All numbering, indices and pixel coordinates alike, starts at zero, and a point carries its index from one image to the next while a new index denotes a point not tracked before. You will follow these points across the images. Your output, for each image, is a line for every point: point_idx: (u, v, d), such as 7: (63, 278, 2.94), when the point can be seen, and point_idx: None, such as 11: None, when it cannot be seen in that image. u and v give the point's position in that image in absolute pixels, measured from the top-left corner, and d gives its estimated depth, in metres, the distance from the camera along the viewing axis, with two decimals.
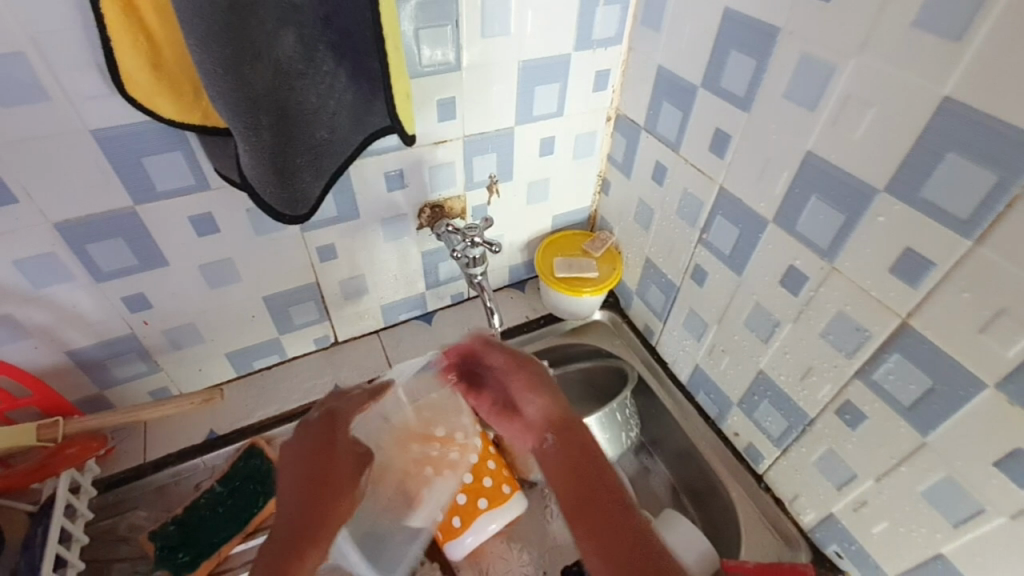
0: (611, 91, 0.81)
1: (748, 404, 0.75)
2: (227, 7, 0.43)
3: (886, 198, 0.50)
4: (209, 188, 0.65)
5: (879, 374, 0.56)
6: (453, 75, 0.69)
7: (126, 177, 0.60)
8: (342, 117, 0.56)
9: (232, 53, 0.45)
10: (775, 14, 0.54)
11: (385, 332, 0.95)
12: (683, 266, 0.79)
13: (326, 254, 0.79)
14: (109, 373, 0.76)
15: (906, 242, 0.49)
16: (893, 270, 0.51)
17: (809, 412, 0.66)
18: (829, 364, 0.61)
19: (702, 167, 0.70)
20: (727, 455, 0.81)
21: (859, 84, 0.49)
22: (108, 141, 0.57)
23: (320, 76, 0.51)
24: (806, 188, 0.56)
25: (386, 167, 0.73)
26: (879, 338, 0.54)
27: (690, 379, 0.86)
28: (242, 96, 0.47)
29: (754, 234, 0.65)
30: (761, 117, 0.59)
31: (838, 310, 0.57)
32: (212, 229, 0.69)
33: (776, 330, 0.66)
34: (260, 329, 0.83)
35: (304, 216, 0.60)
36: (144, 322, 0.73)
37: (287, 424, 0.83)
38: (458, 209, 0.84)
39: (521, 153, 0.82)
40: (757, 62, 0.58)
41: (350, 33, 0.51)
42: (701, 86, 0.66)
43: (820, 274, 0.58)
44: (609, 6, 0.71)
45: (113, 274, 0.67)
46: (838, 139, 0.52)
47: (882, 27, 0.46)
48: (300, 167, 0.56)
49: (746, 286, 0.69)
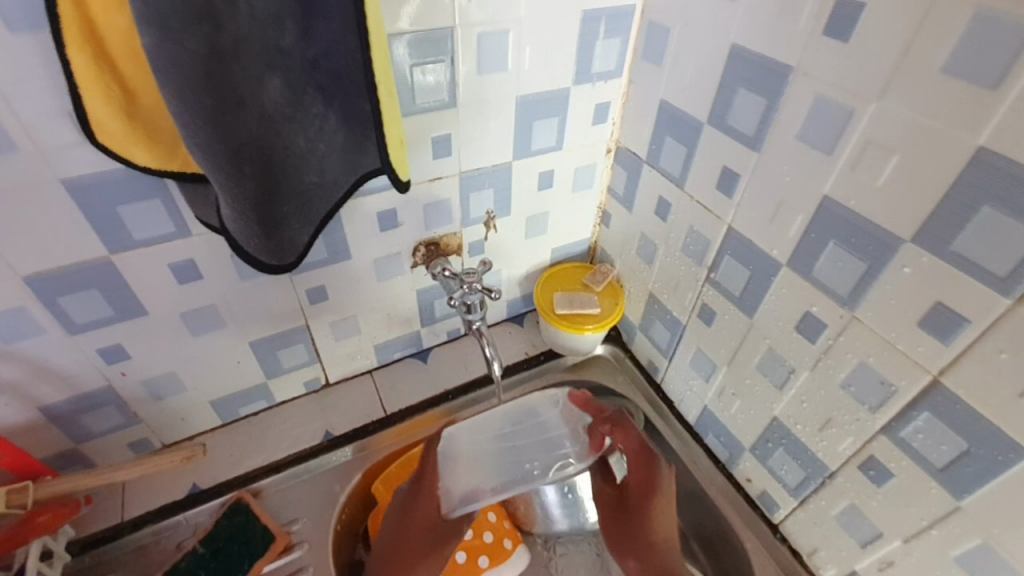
0: (611, 123, 0.78)
1: (762, 451, 0.72)
2: (207, 54, 0.40)
3: (912, 249, 0.47)
4: (190, 235, 0.61)
5: (907, 432, 0.52)
6: (449, 112, 0.66)
7: (99, 226, 0.56)
8: (333, 161, 0.51)
9: (214, 102, 0.42)
10: (786, 52, 0.52)
11: (379, 373, 0.91)
12: (689, 305, 0.76)
13: (317, 297, 0.75)
14: (84, 426, 0.71)
15: (934, 295, 0.46)
16: (921, 323, 0.48)
17: (829, 464, 0.62)
18: (851, 417, 0.57)
19: (709, 205, 0.66)
20: (741, 502, 0.77)
21: (880, 128, 0.46)
22: (78, 191, 0.53)
23: (309, 119, 0.47)
24: (822, 234, 0.54)
25: (379, 206, 0.70)
26: (907, 394, 0.51)
27: (699, 420, 0.82)
28: (223, 146, 0.44)
29: (766, 276, 0.62)
30: (772, 156, 0.56)
31: (860, 361, 0.54)
32: (194, 276, 0.65)
33: (792, 377, 0.63)
34: (247, 375, 0.79)
35: (292, 264, 0.56)
36: (122, 373, 0.69)
37: (277, 474, 0.79)
38: (455, 245, 0.81)
39: (520, 188, 0.79)
40: (767, 101, 0.55)
41: (340, 75, 0.46)
42: (707, 122, 0.63)
43: (839, 322, 0.55)
44: (609, 39, 0.69)
45: (88, 327, 0.63)
46: (858, 185, 0.49)
47: (907, 72, 0.43)
48: (288, 214, 0.52)
49: (758, 328, 0.65)
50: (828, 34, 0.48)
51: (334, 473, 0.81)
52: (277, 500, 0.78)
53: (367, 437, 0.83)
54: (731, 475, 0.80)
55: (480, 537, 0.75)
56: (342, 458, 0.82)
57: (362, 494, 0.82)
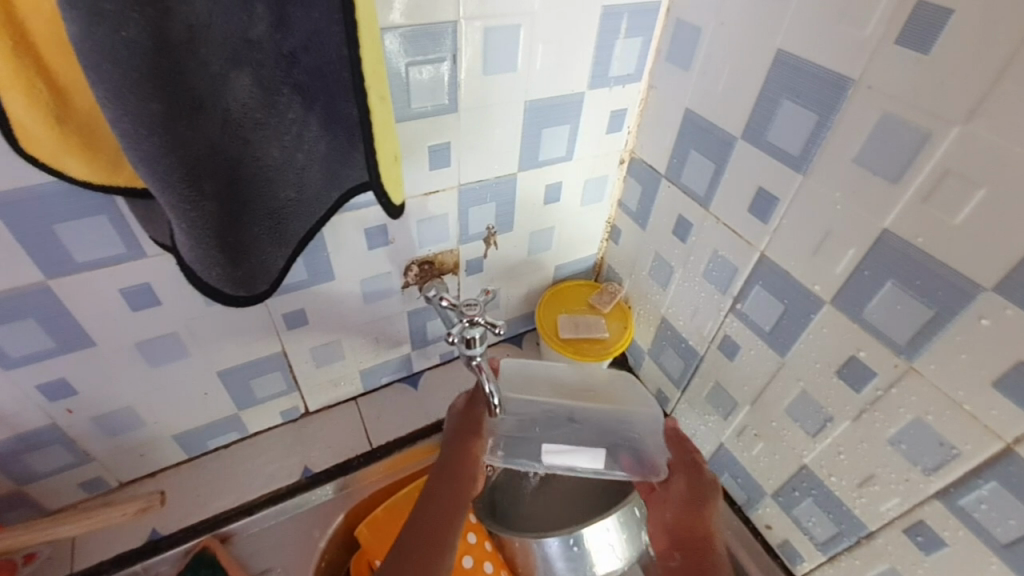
0: (626, 132, 0.71)
1: (786, 498, 0.65)
2: (153, 47, 0.30)
3: (992, 299, 0.40)
4: (144, 256, 0.53)
5: (967, 500, 0.46)
6: (448, 118, 0.58)
7: (32, 248, 0.47)
8: (314, 173, 0.43)
9: (163, 106, 0.32)
10: (847, 62, 0.44)
11: (364, 399, 0.83)
12: (709, 335, 0.69)
13: (294, 321, 0.67)
14: (26, 468, 0.62)
15: (1016, 354, 0.40)
16: (997, 384, 0.42)
17: (868, 523, 0.56)
18: (899, 477, 0.51)
19: (738, 230, 0.59)
20: (759, 550, 0.71)
21: (964, 158, 0.39)
22: (7, 208, 0.44)
23: (285, 124, 0.39)
24: (878, 273, 0.47)
25: (366, 222, 0.62)
26: (971, 460, 0.45)
27: (713, 457, 0.76)
28: (177, 159, 0.35)
29: (805, 314, 0.55)
30: (820, 182, 0.49)
31: (916, 417, 0.48)
32: (150, 301, 0.56)
33: (828, 425, 0.56)
34: (216, 406, 0.70)
35: (265, 293, 0.47)
36: (68, 410, 0.60)
37: (247, 518, 0.71)
38: (450, 263, 0.73)
39: (524, 202, 0.71)
40: (819, 117, 0.48)
41: (322, 72, 0.37)
42: (741, 137, 0.56)
43: (892, 372, 0.49)
44: (630, 38, 0.61)
45: (25, 360, 0.54)
46: (928, 222, 0.42)
47: (1004, 94, 0.36)
48: (258, 235, 0.43)
49: (791, 368, 0.59)
50: (903, 44, 0.40)
51: (313, 515, 0.74)
52: (248, 546, 0.71)
53: (350, 474, 0.76)
54: (748, 519, 0.73)
55: None
56: (322, 497, 0.75)
57: (343, 536, 0.76)
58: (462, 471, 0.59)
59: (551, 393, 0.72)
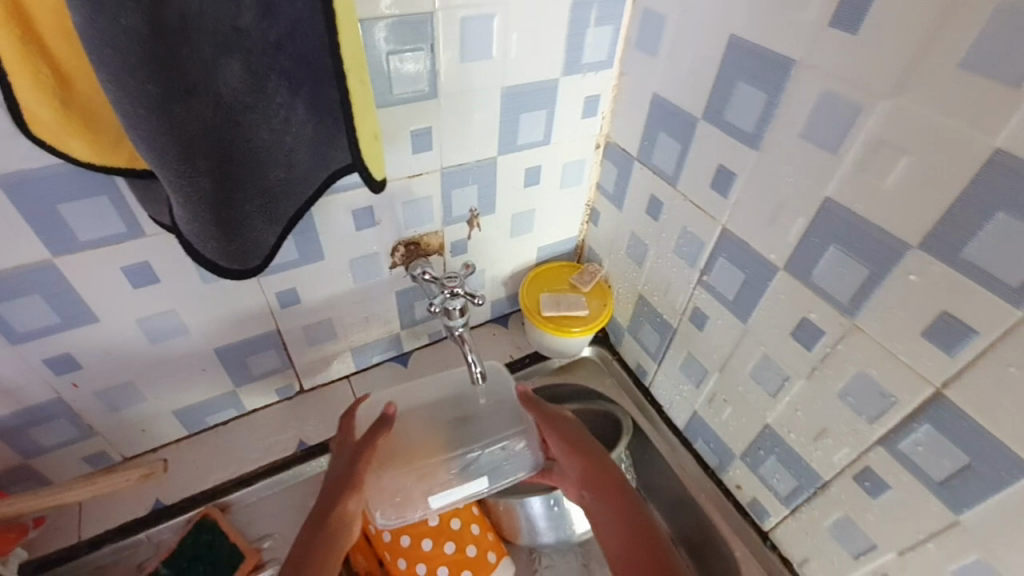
0: (600, 117, 0.74)
1: (753, 458, 0.70)
2: (151, 35, 0.34)
3: (920, 256, 0.44)
4: (143, 236, 0.56)
5: (906, 444, 0.51)
6: (429, 103, 0.61)
7: (39, 227, 0.51)
8: (301, 155, 0.46)
9: (159, 89, 0.36)
10: (791, 45, 0.48)
11: (356, 377, 0.87)
12: (681, 307, 0.73)
13: (287, 299, 0.70)
14: (34, 441, 0.65)
15: (940, 304, 0.44)
16: (927, 333, 0.46)
17: (823, 474, 0.60)
18: (848, 428, 0.55)
19: (703, 205, 0.63)
20: (729, 508, 0.76)
21: (894, 129, 0.43)
22: (13, 188, 0.48)
23: (273, 109, 0.42)
24: (823, 239, 0.51)
25: (353, 204, 0.65)
26: (908, 405, 0.49)
27: (687, 425, 0.80)
28: (173, 140, 0.38)
29: (763, 281, 0.59)
30: (773, 156, 0.53)
31: (860, 371, 0.52)
32: (149, 279, 0.60)
33: (787, 384, 0.60)
34: (213, 383, 0.74)
35: (257, 267, 0.51)
36: (73, 385, 0.63)
37: (245, 488, 0.75)
38: (435, 244, 0.77)
39: (504, 184, 0.75)
40: (769, 97, 0.52)
41: (307, 59, 0.41)
42: (702, 118, 0.60)
43: (838, 330, 0.53)
44: (600, 27, 0.65)
45: (34, 335, 0.57)
46: (866, 189, 0.46)
47: (925, 69, 0.40)
48: (251, 213, 0.46)
49: (753, 334, 0.63)
50: (836, 27, 0.45)
51: (307, 485, 0.78)
52: (245, 515, 0.75)
53: None
54: (721, 482, 0.77)
55: (464, 550, 0.72)
56: (317, 468, 0.79)
57: None
58: (331, 534, 0.58)
59: (435, 424, 0.67)
